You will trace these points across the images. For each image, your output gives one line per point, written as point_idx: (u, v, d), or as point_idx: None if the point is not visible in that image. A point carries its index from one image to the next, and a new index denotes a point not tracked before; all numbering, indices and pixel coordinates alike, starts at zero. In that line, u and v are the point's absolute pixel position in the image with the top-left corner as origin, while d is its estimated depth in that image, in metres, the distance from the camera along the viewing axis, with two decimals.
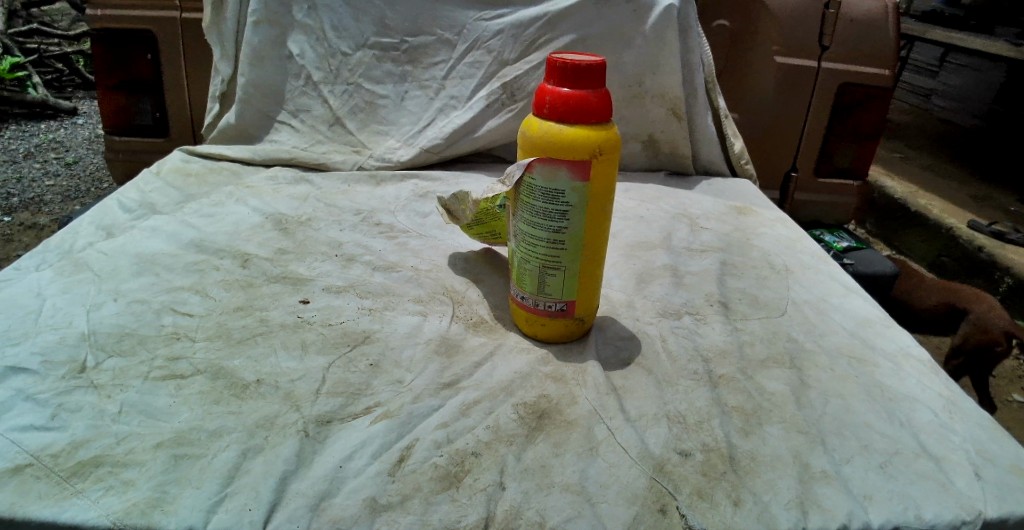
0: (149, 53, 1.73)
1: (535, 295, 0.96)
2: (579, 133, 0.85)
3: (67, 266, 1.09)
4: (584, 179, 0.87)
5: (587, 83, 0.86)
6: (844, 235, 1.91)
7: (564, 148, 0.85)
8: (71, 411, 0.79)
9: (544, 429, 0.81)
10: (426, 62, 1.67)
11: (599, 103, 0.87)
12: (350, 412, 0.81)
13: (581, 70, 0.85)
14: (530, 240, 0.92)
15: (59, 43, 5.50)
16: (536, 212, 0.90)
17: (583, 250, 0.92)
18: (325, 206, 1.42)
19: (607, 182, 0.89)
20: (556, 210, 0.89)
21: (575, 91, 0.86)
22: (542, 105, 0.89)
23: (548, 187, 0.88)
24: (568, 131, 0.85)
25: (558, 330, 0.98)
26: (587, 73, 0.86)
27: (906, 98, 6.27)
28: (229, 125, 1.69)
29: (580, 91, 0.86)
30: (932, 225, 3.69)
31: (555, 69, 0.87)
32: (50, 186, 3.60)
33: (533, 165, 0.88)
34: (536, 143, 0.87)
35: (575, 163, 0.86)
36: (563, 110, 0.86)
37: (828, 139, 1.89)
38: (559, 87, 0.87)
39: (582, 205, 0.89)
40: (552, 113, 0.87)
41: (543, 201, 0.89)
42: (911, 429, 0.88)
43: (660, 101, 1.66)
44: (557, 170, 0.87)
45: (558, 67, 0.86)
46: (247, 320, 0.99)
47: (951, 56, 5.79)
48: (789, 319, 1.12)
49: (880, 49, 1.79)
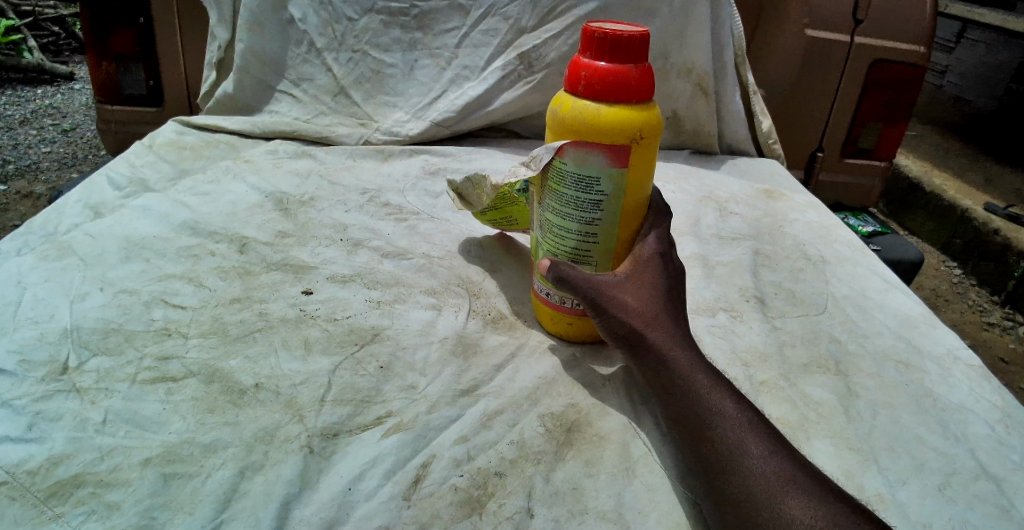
0: (140, 17, 1.61)
1: (562, 293, 0.87)
2: (618, 114, 0.76)
3: (49, 250, 1.01)
4: (621, 166, 0.78)
5: (627, 56, 0.76)
6: (869, 218, 1.82)
7: (602, 132, 0.76)
8: (49, 420, 0.71)
9: (573, 444, 0.74)
10: (437, 29, 1.56)
11: (640, 81, 0.77)
12: (359, 424, 0.74)
13: (621, 41, 0.75)
14: (558, 232, 0.84)
15: (55, 6, 5.33)
16: (566, 201, 0.81)
17: (615, 242, 0.84)
18: (328, 184, 1.32)
19: (645, 169, 0.81)
20: (590, 200, 0.80)
21: (614, 65, 0.76)
22: (576, 81, 0.78)
23: (581, 174, 0.79)
24: (605, 112, 0.76)
25: (585, 329, 0.89)
26: (631, 45, 0.75)
27: None
28: (226, 95, 1.59)
29: (620, 66, 0.76)
30: (944, 205, 3.60)
31: (591, 40, 0.76)
32: (46, 154, 3.49)
33: (564, 149, 0.79)
34: (569, 124, 0.78)
35: (612, 148, 0.77)
36: (601, 87, 0.76)
37: (859, 117, 1.78)
38: (596, 61, 0.77)
39: (617, 194, 0.80)
40: (587, 90, 0.77)
41: (574, 189, 0.80)
42: (968, 445, 0.80)
43: (687, 75, 1.56)
44: (592, 155, 0.78)
45: (595, 38, 0.76)
46: (244, 314, 0.90)
47: (966, 32, 5.54)
48: (830, 318, 1.04)
49: (918, 22, 1.67)
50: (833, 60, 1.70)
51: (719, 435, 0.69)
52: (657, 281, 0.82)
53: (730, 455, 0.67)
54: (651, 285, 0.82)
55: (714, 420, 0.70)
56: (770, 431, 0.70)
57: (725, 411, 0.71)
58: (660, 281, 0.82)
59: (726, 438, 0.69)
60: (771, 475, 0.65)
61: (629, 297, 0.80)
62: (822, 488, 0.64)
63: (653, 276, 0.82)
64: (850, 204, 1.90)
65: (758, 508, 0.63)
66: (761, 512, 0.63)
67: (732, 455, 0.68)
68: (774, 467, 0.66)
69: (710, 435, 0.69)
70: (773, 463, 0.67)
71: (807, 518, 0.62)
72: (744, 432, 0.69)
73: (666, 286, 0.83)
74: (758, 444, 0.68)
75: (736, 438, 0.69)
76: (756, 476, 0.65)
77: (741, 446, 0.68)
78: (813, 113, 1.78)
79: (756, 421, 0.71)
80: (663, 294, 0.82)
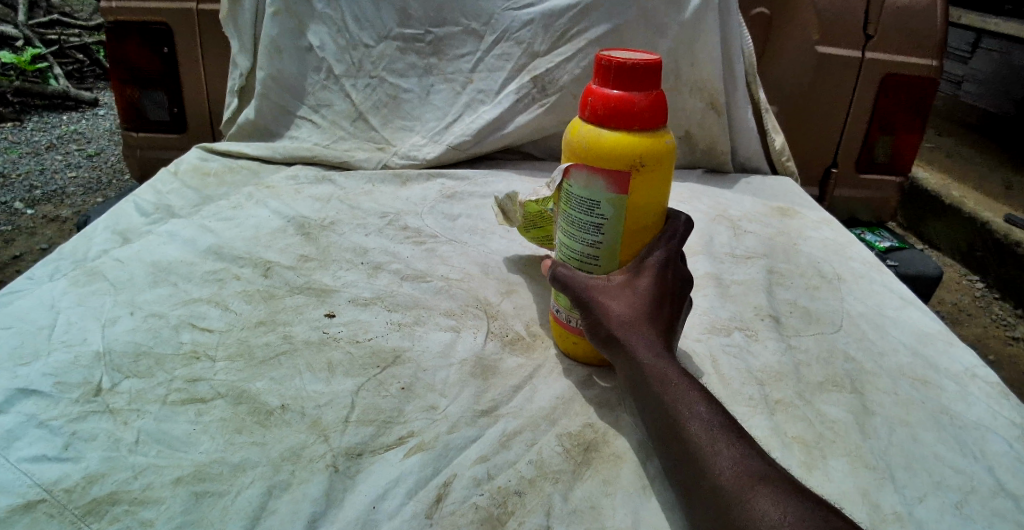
0: (164, 47, 1.67)
1: (568, 311, 0.88)
2: (618, 140, 0.78)
3: (81, 276, 1.05)
4: (621, 191, 0.80)
5: (633, 84, 0.78)
6: (885, 234, 1.83)
7: (601, 157, 0.78)
8: (84, 440, 0.74)
9: (590, 463, 0.76)
10: (452, 54, 1.60)
11: (645, 109, 0.78)
12: (382, 444, 0.76)
13: (628, 70, 0.77)
14: (564, 248, 0.87)
15: (79, 33, 5.51)
16: (571, 221, 0.85)
17: (618, 264, 0.85)
18: (348, 209, 1.35)
19: (649, 194, 0.82)
20: (591, 222, 0.82)
21: (620, 93, 0.78)
22: (585, 106, 0.82)
23: (583, 196, 0.82)
24: (607, 138, 0.78)
25: (589, 349, 0.90)
26: (636, 72, 0.77)
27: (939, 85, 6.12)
28: (248, 121, 1.64)
29: (625, 93, 0.78)
30: (964, 217, 3.57)
31: (600, 68, 0.79)
32: (71, 179, 3.58)
33: (570, 171, 0.82)
34: (574, 148, 0.81)
35: (612, 173, 0.79)
36: (604, 113, 0.79)
37: (870, 132, 1.78)
38: (603, 88, 0.80)
39: (618, 218, 0.82)
40: (592, 115, 0.80)
41: (577, 210, 0.83)
42: (986, 462, 0.80)
43: (699, 94, 1.59)
44: (593, 179, 0.80)
45: (603, 66, 0.79)
46: (269, 337, 0.93)
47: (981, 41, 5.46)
48: (845, 335, 1.04)
49: (927, 37, 1.68)
50: (844, 77, 1.72)
51: (693, 436, 0.70)
52: (649, 286, 0.83)
53: (701, 456, 0.68)
54: (640, 289, 0.82)
55: (688, 421, 0.72)
56: (744, 435, 0.71)
57: (700, 415, 0.72)
58: (653, 286, 0.83)
59: (698, 438, 0.70)
60: (740, 474, 0.66)
61: (616, 302, 0.82)
62: (791, 489, 0.64)
63: (645, 280, 0.83)
64: (863, 218, 1.90)
65: (724, 505, 0.64)
66: (725, 509, 0.64)
67: (703, 456, 0.68)
68: (744, 467, 0.66)
69: (684, 436, 0.71)
70: (743, 463, 0.67)
71: (774, 513, 0.62)
72: (717, 433, 0.70)
73: (658, 293, 0.83)
74: (731, 445, 0.69)
75: (709, 439, 0.69)
76: (725, 474, 0.66)
77: (712, 448, 0.69)
78: (825, 130, 1.79)
79: (731, 425, 0.72)
80: (654, 299, 0.82)
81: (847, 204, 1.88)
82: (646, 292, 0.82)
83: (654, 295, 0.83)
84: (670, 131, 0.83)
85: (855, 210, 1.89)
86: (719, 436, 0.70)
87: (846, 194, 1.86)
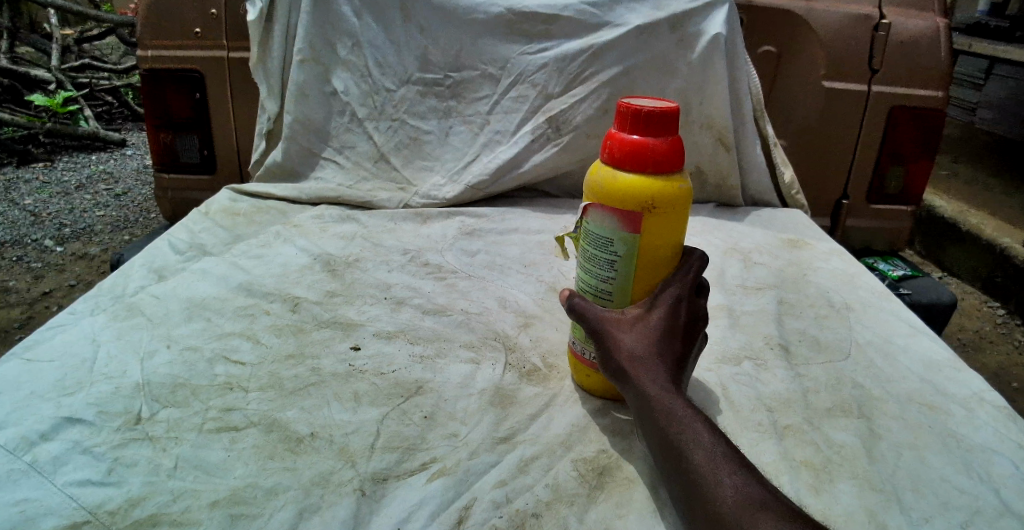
0: (196, 92, 1.77)
1: (583, 343, 0.92)
2: (632, 183, 0.83)
3: (120, 311, 1.11)
4: (633, 231, 0.85)
5: (648, 131, 0.84)
6: (899, 262, 1.84)
7: (615, 198, 0.84)
8: (126, 466, 0.78)
9: (604, 487, 0.79)
10: (470, 97, 1.68)
11: (659, 154, 0.84)
12: (405, 469, 0.79)
13: (642, 117, 0.83)
14: (581, 283, 0.92)
15: (108, 77, 5.75)
16: (587, 257, 0.90)
17: (631, 300, 0.89)
18: (371, 246, 1.42)
19: (662, 235, 0.86)
20: (605, 259, 0.87)
21: (637, 139, 0.84)
22: (604, 150, 0.88)
23: (598, 234, 0.87)
24: (622, 180, 0.84)
25: (601, 383, 0.93)
26: (652, 119, 0.83)
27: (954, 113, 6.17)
28: (276, 163, 1.72)
29: (641, 139, 0.84)
30: (983, 244, 3.55)
31: (619, 116, 0.85)
32: (100, 217, 3.72)
33: (587, 210, 0.88)
34: (591, 189, 0.87)
35: (625, 213, 0.84)
36: (620, 157, 0.85)
37: (880, 163, 1.81)
38: (621, 134, 0.86)
39: (630, 256, 0.86)
40: (610, 159, 0.87)
41: (593, 247, 0.88)
42: (992, 484, 0.82)
43: (708, 130, 1.65)
44: (608, 218, 0.86)
45: (622, 113, 0.85)
46: (298, 369, 0.98)
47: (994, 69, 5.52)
48: (855, 363, 1.07)
49: (932, 69, 1.73)
50: (851, 110, 1.77)
51: (696, 466, 0.73)
52: (659, 319, 0.86)
53: (703, 486, 0.71)
54: (651, 322, 0.85)
55: (692, 451, 0.74)
56: (747, 466, 0.73)
57: (704, 445, 0.75)
58: (663, 319, 0.86)
59: (700, 466, 0.73)
60: (740, 504, 0.69)
61: (626, 334, 0.85)
62: (791, 519, 0.67)
63: (656, 312, 0.86)
64: (879, 246, 1.91)
65: None
66: None
67: (705, 485, 0.71)
68: (744, 497, 0.69)
69: (688, 465, 0.74)
70: (744, 494, 0.70)
71: None
72: (720, 463, 0.73)
73: (669, 326, 0.86)
74: (733, 474, 0.72)
75: (711, 470, 0.72)
76: (726, 504, 0.69)
77: (715, 478, 0.71)
78: (835, 162, 1.83)
79: (735, 457, 0.74)
80: (663, 332, 0.85)
81: (861, 233, 1.90)
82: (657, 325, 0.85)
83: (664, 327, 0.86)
84: (686, 176, 0.87)
85: (870, 238, 1.91)
86: (721, 467, 0.72)
87: (860, 223, 1.88)
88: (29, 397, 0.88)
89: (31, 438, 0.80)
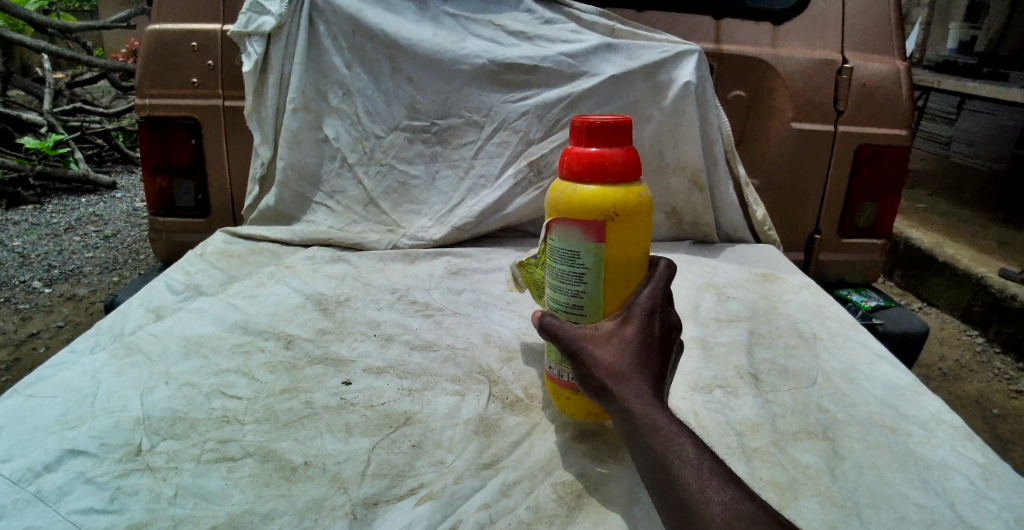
0: (193, 139, 1.84)
1: (559, 366, 0.97)
2: (593, 193, 0.91)
3: (119, 349, 1.16)
4: (597, 240, 0.92)
5: (603, 143, 0.93)
6: (872, 294, 1.94)
7: (578, 210, 0.91)
8: (128, 494, 0.83)
9: (582, 508, 0.84)
10: (455, 142, 1.77)
11: (615, 163, 0.92)
12: (395, 494, 0.85)
13: (596, 130, 0.92)
14: (553, 301, 0.98)
15: (99, 120, 5.84)
16: (557, 274, 0.96)
17: (603, 314, 0.95)
18: (361, 285, 1.48)
19: (624, 242, 0.93)
20: (574, 272, 0.94)
21: (593, 151, 0.93)
22: (564, 167, 0.96)
23: (565, 248, 0.94)
24: (583, 192, 0.92)
25: (581, 405, 0.97)
26: (606, 132, 0.93)
27: (930, 147, 6.48)
28: (269, 207, 1.79)
29: (596, 151, 0.93)
30: (960, 273, 3.67)
31: (575, 133, 0.95)
32: (89, 259, 3.75)
33: (552, 227, 0.95)
34: (554, 205, 0.95)
35: (588, 223, 0.91)
36: (580, 170, 0.94)
37: (851, 200, 1.92)
38: (578, 149, 0.95)
39: (597, 266, 0.93)
40: (570, 173, 0.95)
41: (561, 261, 0.95)
42: (947, 498, 0.88)
43: (682, 172, 1.76)
44: (571, 231, 0.92)
45: (577, 129, 0.94)
46: (293, 403, 1.03)
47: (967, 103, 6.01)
48: (821, 389, 1.13)
49: (893, 110, 1.85)
50: (820, 150, 1.87)
51: (683, 482, 0.76)
52: (635, 335, 0.90)
53: (693, 502, 0.74)
54: (628, 340, 0.90)
55: (678, 467, 0.77)
56: (733, 479, 0.76)
57: (688, 460, 0.78)
58: (639, 335, 0.90)
59: (688, 483, 0.76)
60: (730, 519, 0.72)
61: (605, 352, 0.89)
62: None
63: (632, 330, 0.91)
64: (850, 279, 2.01)
65: None
66: None
67: (694, 502, 0.74)
68: (733, 512, 0.72)
69: (675, 482, 0.77)
70: (733, 509, 0.72)
71: None
72: (707, 478, 0.76)
73: (645, 341, 0.90)
74: (721, 489, 0.75)
75: (699, 486, 0.75)
76: (715, 520, 0.72)
77: (702, 493, 0.74)
78: (806, 200, 1.92)
79: (720, 470, 0.77)
80: (641, 347, 0.89)
81: (833, 267, 1.99)
82: (634, 342, 0.90)
83: (641, 343, 0.90)
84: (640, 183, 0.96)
85: (841, 272, 2.00)
86: (707, 481, 0.76)
87: (832, 257, 1.97)
88: (32, 430, 0.92)
89: (35, 469, 0.84)
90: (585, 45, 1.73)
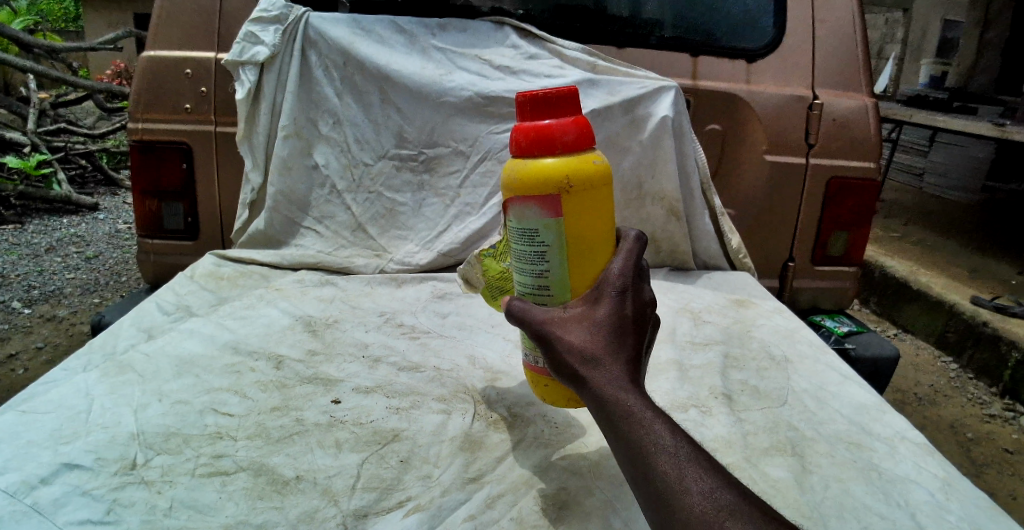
0: (184, 163, 1.88)
1: (535, 353, 1.01)
2: (542, 166, 0.97)
3: (112, 368, 1.18)
4: (554, 216, 0.97)
5: (545, 116, 0.98)
6: (843, 320, 2.02)
7: (530, 186, 0.97)
8: (124, 506, 0.86)
9: (563, 520, 0.88)
10: (442, 171, 1.83)
11: (559, 134, 0.98)
12: (384, 507, 0.89)
13: (536, 103, 0.98)
14: (521, 284, 1.03)
15: (83, 142, 5.84)
16: (521, 255, 1.01)
17: (569, 291, 1.00)
18: (350, 308, 1.52)
19: (580, 214, 0.98)
20: (536, 252, 0.99)
21: (536, 125, 0.99)
22: (514, 145, 1.02)
23: (525, 227, 0.99)
24: (532, 166, 0.97)
25: (559, 390, 1.02)
26: (547, 104, 0.98)
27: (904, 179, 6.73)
28: (259, 231, 1.83)
29: (539, 124, 0.98)
30: (933, 300, 3.78)
31: (520, 110, 1.00)
32: (69, 280, 3.74)
33: (510, 207, 1.01)
34: (508, 184, 1.00)
35: (543, 199, 0.97)
36: (527, 144, 0.99)
37: (822, 229, 2.01)
38: (523, 125, 1.00)
39: (558, 242, 0.98)
40: (520, 149, 1.00)
41: (524, 242, 1.00)
42: (909, 509, 0.93)
43: (660, 202, 1.84)
44: (528, 210, 0.98)
45: (521, 106, 1.00)
46: (284, 420, 1.06)
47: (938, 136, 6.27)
48: (791, 409, 1.19)
49: (861, 145, 1.95)
50: (792, 182, 1.96)
51: (662, 472, 0.78)
52: (607, 320, 0.92)
53: (672, 491, 0.77)
54: (600, 326, 0.92)
55: (655, 455, 0.79)
56: (709, 465, 0.79)
57: (664, 446, 0.80)
58: (612, 320, 0.92)
59: (666, 471, 0.78)
60: (709, 510, 0.74)
61: (578, 338, 0.91)
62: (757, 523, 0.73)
63: (604, 315, 0.93)
64: (824, 306, 2.09)
65: None
66: None
67: (674, 491, 0.77)
68: (712, 503, 0.75)
69: (653, 469, 0.79)
70: (711, 499, 0.75)
71: None
72: (684, 466, 0.78)
73: (618, 326, 0.92)
74: (699, 479, 0.77)
75: (678, 475, 0.78)
76: (695, 510, 0.74)
77: (681, 482, 0.77)
78: (779, 229, 2.01)
79: (696, 456, 0.80)
80: (613, 332, 0.91)
81: (807, 294, 2.07)
82: (607, 327, 0.92)
83: (614, 328, 0.92)
84: (589, 149, 1.01)
85: (815, 299, 2.07)
86: (685, 469, 0.78)
87: (807, 285, 2.05)
88: (26, 445, 0.95)
89: (31, 482, 0.87)
90: (567, 79, 1.81)
